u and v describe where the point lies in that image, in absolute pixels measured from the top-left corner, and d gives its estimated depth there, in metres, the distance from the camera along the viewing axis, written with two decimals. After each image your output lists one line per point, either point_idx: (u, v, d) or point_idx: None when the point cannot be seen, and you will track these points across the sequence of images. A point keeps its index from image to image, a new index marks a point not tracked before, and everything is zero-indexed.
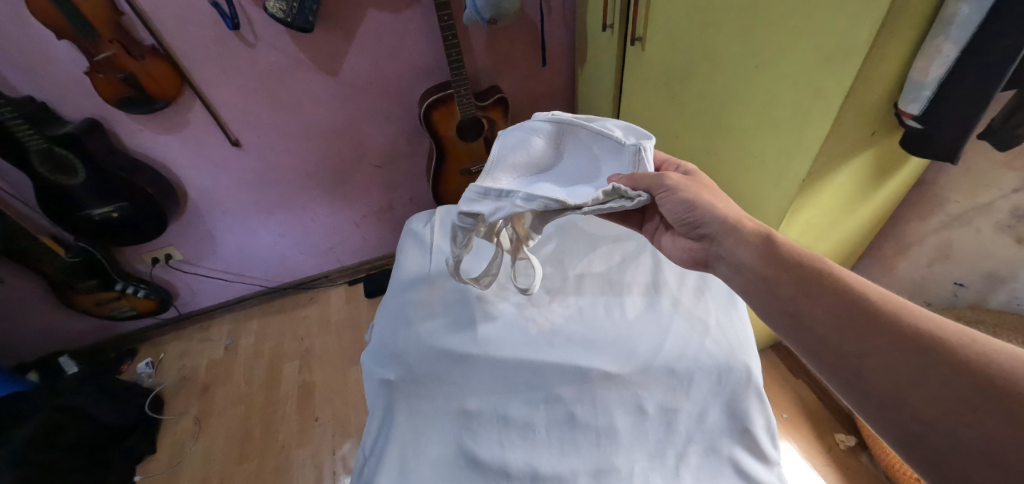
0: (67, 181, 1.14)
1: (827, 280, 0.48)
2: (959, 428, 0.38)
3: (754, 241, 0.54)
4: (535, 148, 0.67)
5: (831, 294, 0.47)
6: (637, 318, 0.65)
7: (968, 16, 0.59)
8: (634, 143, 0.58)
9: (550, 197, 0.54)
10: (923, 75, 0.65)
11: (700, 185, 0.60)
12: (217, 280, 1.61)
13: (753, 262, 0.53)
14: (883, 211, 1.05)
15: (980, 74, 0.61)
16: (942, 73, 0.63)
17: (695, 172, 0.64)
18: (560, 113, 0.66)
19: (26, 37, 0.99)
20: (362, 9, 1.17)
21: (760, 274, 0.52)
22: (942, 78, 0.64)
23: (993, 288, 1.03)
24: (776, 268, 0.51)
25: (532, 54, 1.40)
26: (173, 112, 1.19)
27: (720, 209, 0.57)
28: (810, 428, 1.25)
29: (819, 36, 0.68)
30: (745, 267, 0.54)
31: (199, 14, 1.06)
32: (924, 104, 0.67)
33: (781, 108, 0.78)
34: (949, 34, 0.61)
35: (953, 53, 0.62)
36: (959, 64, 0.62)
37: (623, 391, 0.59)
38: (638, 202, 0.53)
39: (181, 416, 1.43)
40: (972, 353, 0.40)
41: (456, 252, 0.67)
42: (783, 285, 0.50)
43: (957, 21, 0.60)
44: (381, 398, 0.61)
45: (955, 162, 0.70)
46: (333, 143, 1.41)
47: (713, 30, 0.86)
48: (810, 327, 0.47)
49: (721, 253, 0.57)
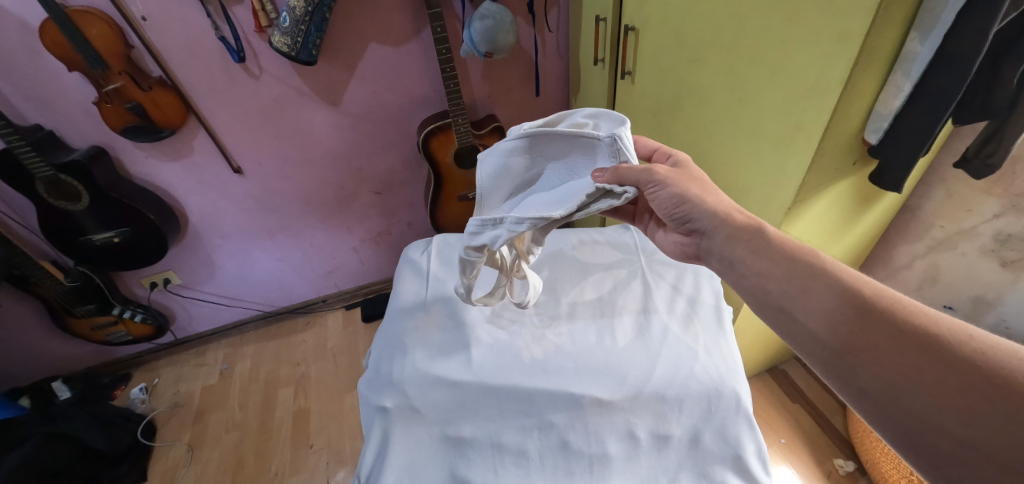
0: (70, 207, 1.16)
1: (820, 276, 0.49)
2: (954, 425, 0.38)
3: (744, 235, 0.55)
4: (515, 169, 0.68)
5: (826, 290, 0.48)
6: (628, 347, 0.66)
7: (921, 54, 0.63)
8: (609, 135, 0.58)
9: (537, 217, 0.56)
10: (885, 107, 0.70)
11: (691, 178, 0.61)
12: (214, 304, 1.61)
13: (745, 257, 0.54)
14: (870, 236, 1.07)
15: (938, 110, 0.64)
16: (897, 105, 0.68)
17: (685, 162, 0.65)
18: (527, 125, 0.65)
19: (39, 69, 1.03)
20: (362, 43, 1.22)
21: (753, 270, 0.53)
22: (899, 111, 0.68)
23: (982, 311, 1.04)
24: (769, 263, 0.52)
25: (527, 85, 1.44)
26: (177, 140, 1.22)
27: (710, 202, 0.58)
28: (809, 453, 1.24)
29: (795, 74, 0.72)
30: (738, 262, 0.54)
31: (207, 46, 1.10)
32: (883, 134, 0.72)
33: (764, 140, 0.81)
34: (907, 70, 0.65)
35: (908, 88, 0.66)
36: (914, 98, 0.66)
37: (614, 417, 0.60)
38: (626, 198, 0.55)
39: (174, 443, 1.41)
40: (967, 350, 0.40)
41: (467, 281, 0.68)
42: (774, 282, 0.51)
43: (914, 59, 0.64)
44: (377, 426, 0.61)
45: (903, 189, 0.76)
46: (333, 170, 1.44)
47: (697, 66, 0.90)
48: (803, 323, 0.48)
49: (712, 248, 0.57)
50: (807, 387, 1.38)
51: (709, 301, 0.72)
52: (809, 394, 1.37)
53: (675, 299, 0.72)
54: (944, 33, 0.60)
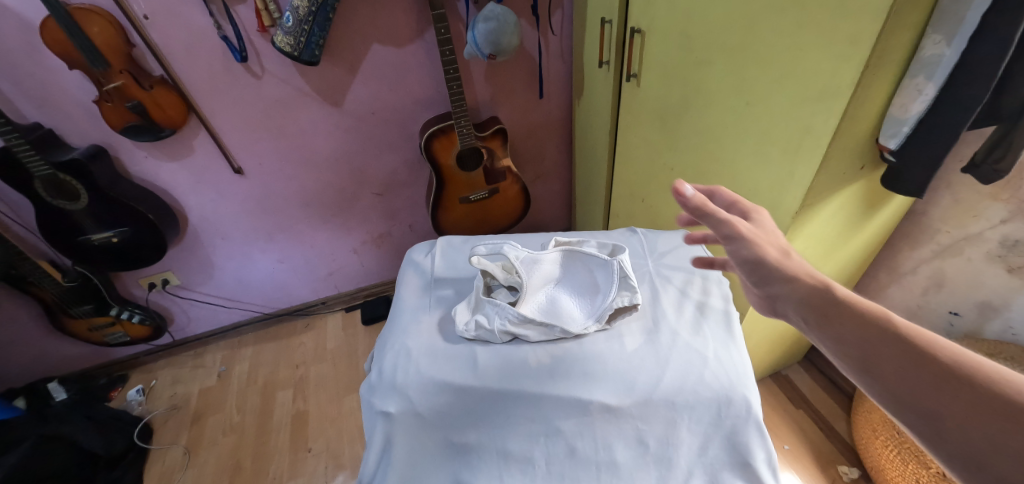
0: (68, 206, 1.15)
1: (903, 343, 0.43)
2: None
3: (818, 300, 0.48)
4: None
5: (914, 361, 0.41)
6: (638, 351, 0.64)
7: (948, 56, 0.62)
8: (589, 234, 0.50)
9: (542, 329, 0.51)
10: (903, 111, 0.68)
11: (768, 236, 0.54)
12: (212, 305, 1.60)
13: (820, 323, 0.47)
14: (876, 241, 1.06)
15: (963, 114, 0.64)
16: (922, 109, 0.66)
17: (756, 211, 0.57)
18: None
19: (39, 67, 1.02)
20: (365, 44, 1.21)
21: (829, 337, 0.46)
22: (921, 115, 0.67)
23: (988, 318, 1.03)
24: (843, 328, 0.46)
25: (531, 87, 1.44)
26: (178, 139, 1.21)
27: (791, 269, 0.51)
28: (813, 459, 1.23)
29: (806, 76, 0.71)
30: (815, 328, 0.48)
31: (208, 45, 1.10)
32: (903, 139, 0.70)
33: (773, 144, 0.81)
34: (931, 73, 0.64)
35: (932, 91, 0.65)
36: (937, 101, 0.65)
37: (623, 424, 0.59)
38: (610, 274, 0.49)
39: (171, 446, 1.39)
40: None
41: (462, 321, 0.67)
42: (855, 352, 0.45)
43: (939, 62, 0.63)
44: (379, 429, 0.60)
45: (921, 194, 0.74)
46: (334, 171, 1.43)
47: (704, 68, 0.90)
48: (895, 397, 0.42)
49: (787, 312, 0.51)
50: (810, 393, 1.38)
51: (718, 305, 0.70)
52: (812, 400, 1.36)
53: (684, 304, 0.70)
54: (971, 34, 0.59)
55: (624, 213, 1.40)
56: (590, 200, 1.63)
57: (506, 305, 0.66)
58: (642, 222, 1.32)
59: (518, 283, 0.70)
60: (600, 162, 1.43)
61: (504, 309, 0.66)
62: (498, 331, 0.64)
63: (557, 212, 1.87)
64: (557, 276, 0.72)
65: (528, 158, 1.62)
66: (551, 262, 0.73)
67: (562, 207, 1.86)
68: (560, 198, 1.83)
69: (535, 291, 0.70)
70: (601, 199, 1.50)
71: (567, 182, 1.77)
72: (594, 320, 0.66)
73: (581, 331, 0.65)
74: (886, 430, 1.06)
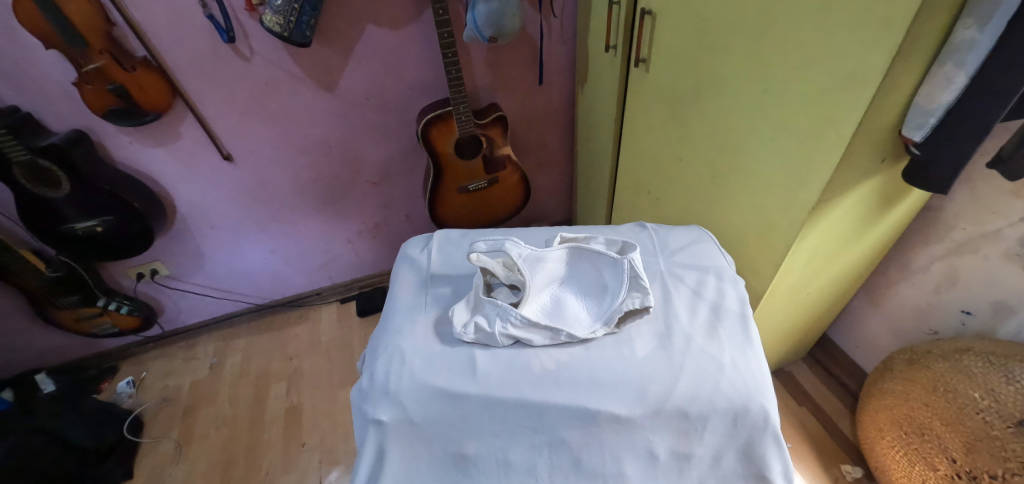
0: (50, 194, 1.09)
1: None
2: None
3: None
4: None
5: None
6: (649, 357, 0.59)
7: (981, 42, 0.57)
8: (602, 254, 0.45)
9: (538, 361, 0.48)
10: (930, 101, 0.64)
11: None
12: (202, 296, 1.56)
13: None
14: (890, 238, 1.02)
15: None
16: (951, 98, 0.62)
17: None
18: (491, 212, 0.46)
19: (14, 46, 0.95)
20: (360, 25, 1.15)
21: None
22: (950, 104, 0.62)
23: (1001, 317, 0.97)
24: None
25: (531, 73, 1.38)
26: (163, 124, 1.15)
27: None
28: (816, 458, 1.21)
29: (828, 63, 0.67)
30: None
31: (193, 24, 1.03)
32: (929, 131, 0.66)
33: (789, 134, 0.77)
34: (961, 60, 0.59)
35: (961, 80, 0.60)
36: (957, 90, 0.61)
37: (633, 435, 0.56)
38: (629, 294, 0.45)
39: (161, 440, 1.36)
40: None
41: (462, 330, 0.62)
42: None
43: (971, 48, 0.58)
44: (371, 439, 0.57)
45: (946, 190, 0.69)
46: (327, 158, 1.38)
47: (720, 53, 0.85)
48: None
49: None
50: (813, 390, 1.35)
51: (733, 307, 0.66)
52: (816, 397, 1.34)
53: (697, 306, 0.66)
54: (1010, 16, 0.54)
55: (629, 205, 1.36)
56: (592, 191, 1.58)
57: (507, 308, 0.62)
58: (646, 214, 1.28)
59: (520, 283, 0.66)
60: (604, 152, 1.38)
61: (506, 311, 0.62)
62: (499, 335, 0.61)
63: (557, 203, 1.83)
64: (561, 276, 0.68)
65: (528, 146, 1.57)
66: (556, 260, 0.68)
67: (562, 198, 1.82)
68: (560, 189, 1.78)
69: (539, 291, 0.66)
70: (604, 190, 1.46)
71: (568, 172, 1.73)
72: (602, 323, 0.62)
73: (588, 335, 0.61)
74: (893, 431, 1.02)
